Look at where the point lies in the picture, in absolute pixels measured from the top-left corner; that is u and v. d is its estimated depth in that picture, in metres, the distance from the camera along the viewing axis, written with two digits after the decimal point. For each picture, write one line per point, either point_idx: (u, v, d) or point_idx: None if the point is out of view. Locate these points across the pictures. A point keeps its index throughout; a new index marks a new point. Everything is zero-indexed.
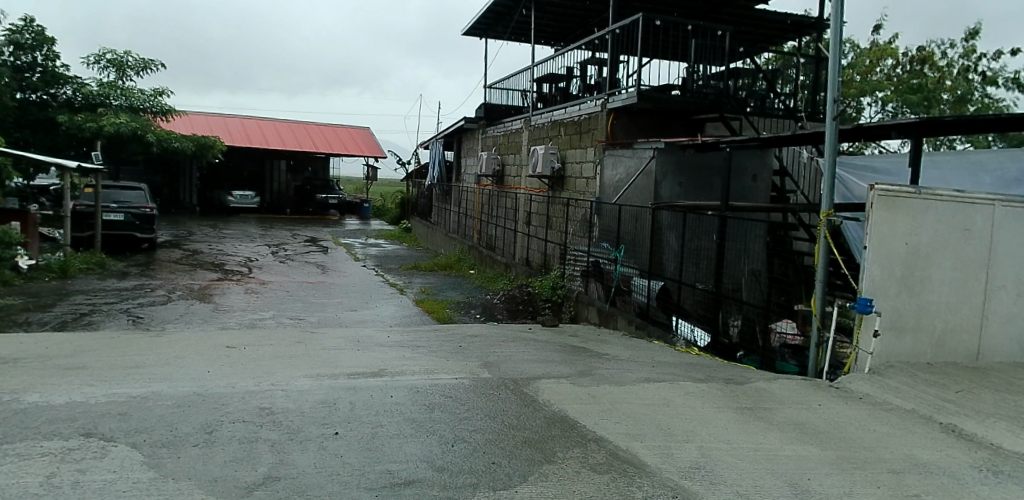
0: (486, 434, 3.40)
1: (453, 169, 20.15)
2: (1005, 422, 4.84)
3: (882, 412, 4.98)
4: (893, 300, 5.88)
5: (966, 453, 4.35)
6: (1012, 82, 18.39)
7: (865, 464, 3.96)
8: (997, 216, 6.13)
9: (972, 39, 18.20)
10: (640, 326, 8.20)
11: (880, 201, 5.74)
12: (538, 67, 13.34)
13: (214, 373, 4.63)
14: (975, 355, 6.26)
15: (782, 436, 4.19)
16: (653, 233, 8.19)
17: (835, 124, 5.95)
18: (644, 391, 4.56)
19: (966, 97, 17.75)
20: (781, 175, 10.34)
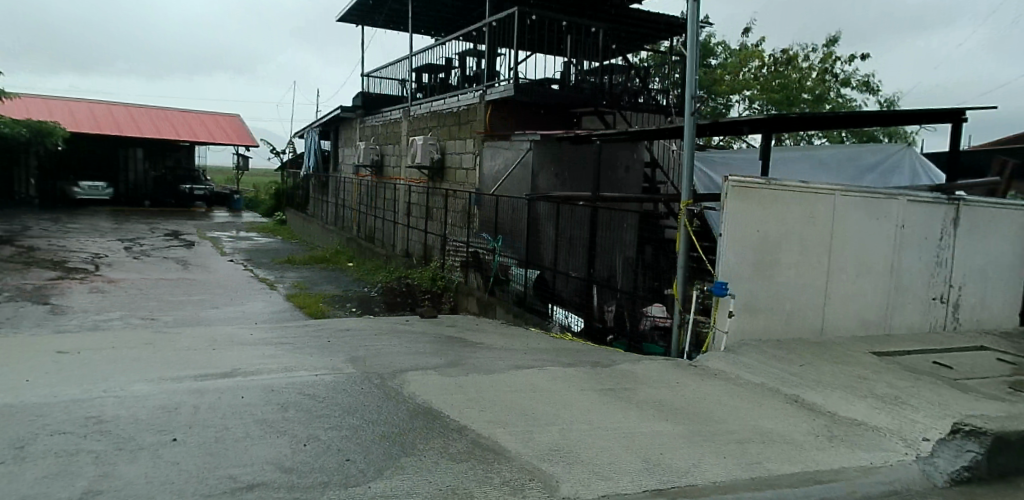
0: (342, 430, 3.34)
1: (331, 159, 19.58)
2: (839, 390, 5.35)
3: (734, 386, 5.36)
4: (747, 282, 6.32)
5: (805, 420, 4.77)
6: (863, 85, 20.17)
7: (714, 436, 4.25)
8: (837, 205, 6.73)
9: (830, 45, 19.73)
10: (518, 314, 8.38)
11: (734, 191, 6.14)
12: (417, 57, 13.21)
13: (31, 383, 4.22)
14: (819, 331, 6.87)
15: (642, 414, 4.42)
16: (530, 223, 8.35)
17: (693, 120, 6.34)
18: (511, 378, 4.66)
19: (822, 97, 19.31)
20: (652, 167, 10.88)
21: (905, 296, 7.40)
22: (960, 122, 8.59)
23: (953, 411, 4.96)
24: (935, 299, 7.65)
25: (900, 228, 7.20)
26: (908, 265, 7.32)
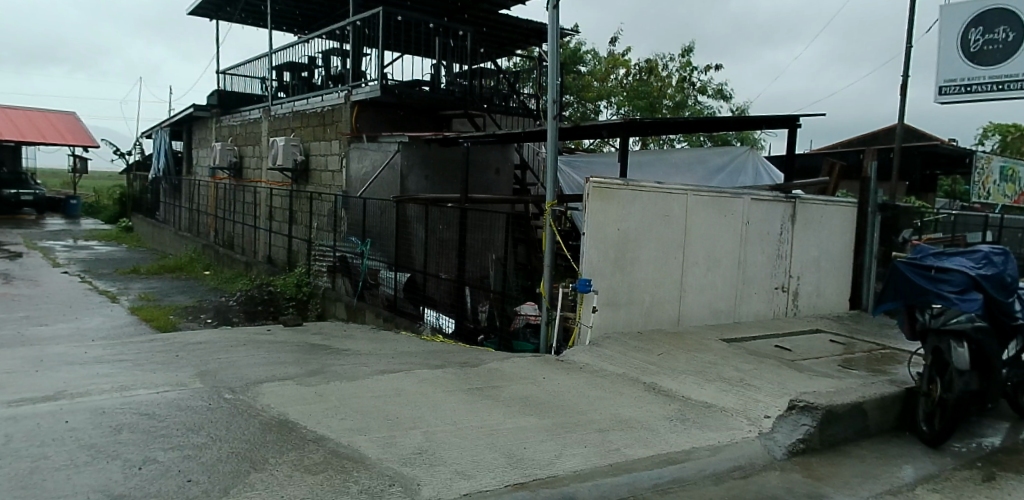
0: (185, 450, 3.14)
1: (183, 161, 18.33)
2: (692, 376, 5.73)
3: (597, 378, 5.59)
4: (609, 278, 6.61)
5: (660, 406, 5.06)
6: (717, 92, 21.66)
7: (575, 427, 4.41)
8: (689, 203, 7.20)
9: (687, 55, 21.02)
10: (388, 319, 8.28)
11: (595, 192, 6.39)
12: (278, 54, 12.68)
13: None
14: (676, 321, 7.32)
15: (507, 411, 4.50)
16: (399, 225, 8.25)
17: (554, 124, 6.58)
18: (375, 383, 4.59)
19: (682, 104, 20.63)
20: (521, 168, 11.14)
21: (752, 287, 8.03)
22: (793, 127, 9.48)
23: (789, 389, 5.46)
24: (777, 288, 8.37)
25: (745, 225, 7.82)
26: (753, 258, 7.97)
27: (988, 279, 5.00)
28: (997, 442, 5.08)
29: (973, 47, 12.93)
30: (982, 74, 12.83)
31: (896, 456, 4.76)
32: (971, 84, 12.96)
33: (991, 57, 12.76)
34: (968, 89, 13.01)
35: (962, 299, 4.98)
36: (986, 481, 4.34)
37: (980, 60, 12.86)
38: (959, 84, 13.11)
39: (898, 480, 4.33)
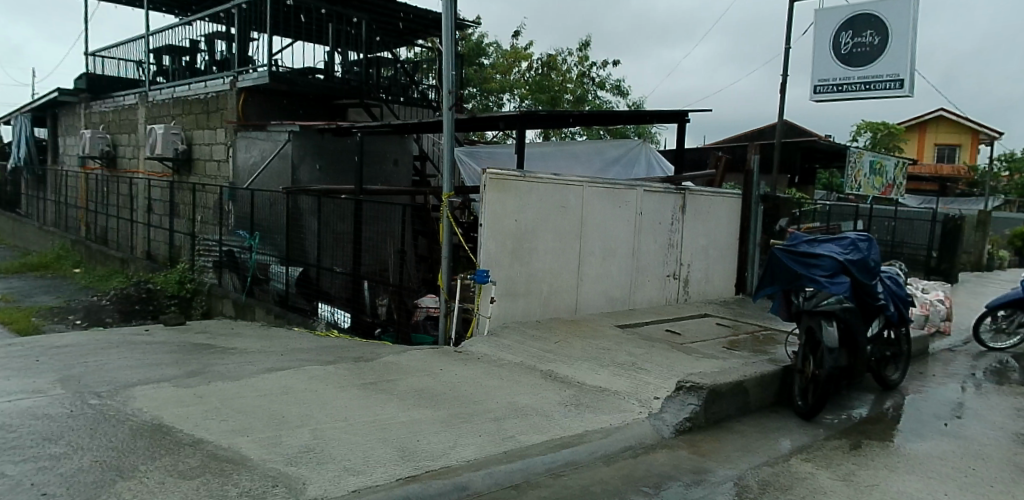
0: (42, 462, 2.90)
1: (48, 149, 16.85)
2: (588, 362, 5.88)
3: (494, 368, 5.63)
4: (507, 269, 6.67)
5: (555, 392, 5.16)
6: (615, 88, 22.29)
7: (470, 417, 4.43)
8: (584, 195, 7.37)
9: (584, 49, 21.50)
10: (279, 315, 8.01)
11: (491, 184, 6.42)
12: (156, 37, 11.90)
13: None
14: (574, 310, 7.49)
15: (402, 404, 4.46)
16: (292, 218, 7.97)
17: (450, 114, 6.58)
18: (261, 382, 4.42)
19: (582, 98, 21.12)
20: (421, 160, 11.08)
21: (645, 274, 8.34)
22: (683, 122, 9.91)
23: (677, 371, 5.71)
24: (669, 276, 8.72)
25: (638, 215, 8.11)
26: (646, 247, 8.28)
27: (854, 264, 5.43)
28: (862, 412, 5.52)
29: (844, 49, 11.52)
30: (854, 74, 11.46)
31: (773, 430, 5.09)
32: (842, 84, 11.58)
33: (862, 58, 11.35)
34: (840, 89, 11.63)
35: (832, 283, 5.37)
36: (852, 449, 4.71)
37: (852, 60, 11.47)
38: (832, 84, 11.68)
39: (775, 451, 4.63)
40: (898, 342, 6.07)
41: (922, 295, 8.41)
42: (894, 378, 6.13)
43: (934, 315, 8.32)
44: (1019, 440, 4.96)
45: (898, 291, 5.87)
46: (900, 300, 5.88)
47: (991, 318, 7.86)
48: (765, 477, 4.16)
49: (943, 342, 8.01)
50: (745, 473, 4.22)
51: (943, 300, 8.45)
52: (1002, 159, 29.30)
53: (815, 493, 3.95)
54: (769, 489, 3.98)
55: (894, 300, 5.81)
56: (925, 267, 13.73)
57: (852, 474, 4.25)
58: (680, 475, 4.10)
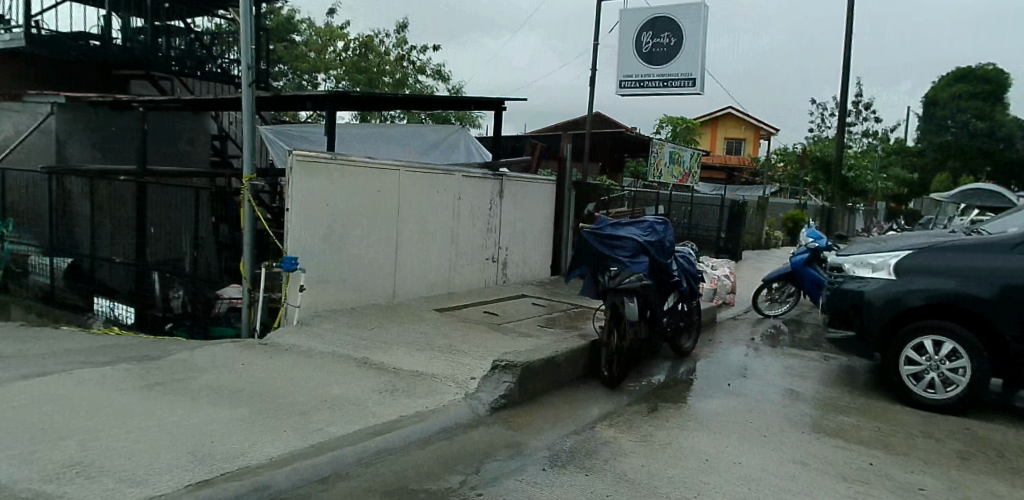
0: None
1: None
2: (404, 347, 5.78)
3: (303, 359, 5.33)
4: (318, 256, 6.37)
5: (370, 380, 5.00)
6: (436, 72, 22.15)
7: (275, 413, 4.15)
8: (401, 179, 7.23)
9: (402, 31, 21.08)
10: (47, 311, 7.21)
11: (299, 166, 6.05)
12: None
13: None
14: (391, 295, 7.34)
15: (195, 405, 4.07)
16: (62, 203, 7.02)
17: (250, 91, 6.14)
18: (14, 393, 3.81)
19: (402, 82, 20.67)
20: (220, 138, 10.44)
21: (464, 257, 8.37)
22: (499, 110, 10.10)
23: (493, 350, 5.81)
24: (488, 260, 8.80)
25: (456, 200, 8.07)
26: (464, 231, 8.29)
27: (652, 244, 5.89)
28: (661, 378, 5.98)
29: (645, 49, 12.46)
30: (653, 72, 12.45)
31: (583, 400, 5.34)
32: (643, 81, 12.52)
33: (661, 58, 12.38)
34: (642, 85, 12.57)
35: (633, 262, 5.76)
36: (651, 412, 5.10)
37: (652, 59, 12.46)
38: (635, 80, 12.58)
39: (583, 420, 4.88)
40: (689, 314, 6.67)
41: (712, 272, 9.33)
42: (687, 346, 6.71)
43: (722, 289, 9.27)
44: (785, 394, 5.70)
45: (690, 269, 6.47)
46: (692, 276, 6.49)
47: (767, 290, 8.93)
48: (574, 445, 4.37)
49: (729, 313, 8.97)
50: (556, 443, 4.40)
51: (729, 275, 9.45)
52: (776, 153, 33.55)
53: (618, 456, 4.22)
54: (577, 456, 4.19)
55: (687, 277, 6.40)
56: (716, 246, 15.33)
57: (650, 436, 4.60)
58: (495, 452, 4.18)
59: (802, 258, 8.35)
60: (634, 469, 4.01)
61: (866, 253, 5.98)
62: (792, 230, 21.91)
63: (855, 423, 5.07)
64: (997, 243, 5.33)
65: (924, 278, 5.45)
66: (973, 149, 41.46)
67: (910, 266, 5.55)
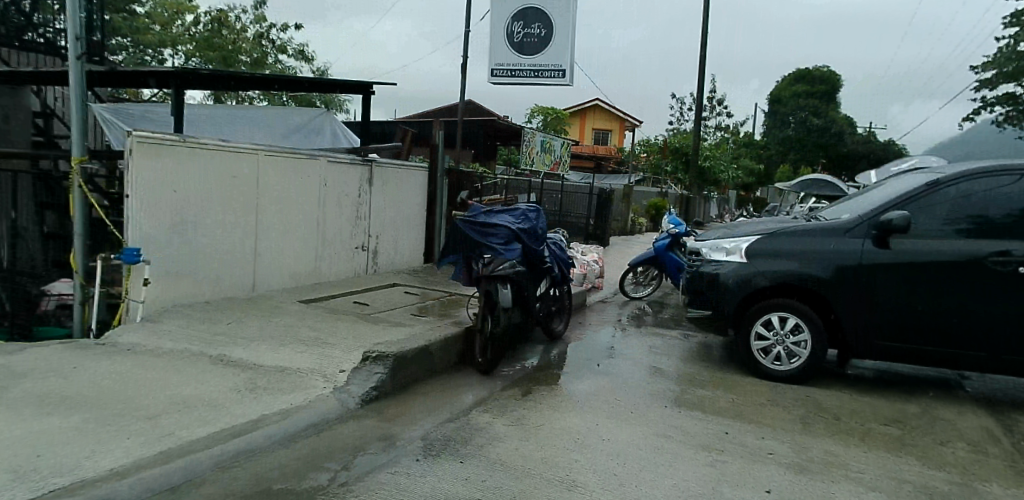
0: None
1: None
2: (266, 342, 5.42)
3: (149, 359, 4.85)
4: (165, 246, 5.84)
5: (228, 378, 4.64)
6: (298, 52, 21.04)
7: (115, 419, 3.74)
8: (260, 164, 6.77)
9: (259, 7, 19.82)
10: None
11: (140, 148, 5.48)
12: None
13: None
14: (250, 287, 6.89)
15: (16, 417, 3.58)
16: None
17: (79, 64, 5.48)
18: None
19: (260, 61, 19.46)
20: (44, 116, 9.45)
21: (332, 246, 7.99)
22: (368, 94, 9.76)
23: (363, 341, 5.59)
24: (357, 248, 8.44)
25: (323, 186, 7.68)
26: (331, 219, 7.89)
27: (525, 232, 5.78)
28: (534, 362, 6.04)
29: (516, 38, 12.57)
30: (525, 61, 12.58)
31: (457, 387, 5.27)
32: (515, 70, 12.63)
33: (532, 48, 12.53)
34: (514, 74, 12.66)
35: (507, 250, 5.56)
36: (525, 395, 5.13)
37: (524, 49, 12.57)
38: (506, 68, 12.66)
39: (457, 407, 4.81)
40: (561, 299, 6.76)
41: (582, 257, 9.59)
42: (559, 330, 6.83)
43: (591, 273, 9.55)
44: (650, 371, 5.97)
45: (561, 255, 6.54)
46: (563, 262, 6.57)
47: (632, 274, 9.33)
48: (448, 433, 4.31)
49: (597, 296, 9.27)
50: (430, 432, 4.31)
51: (597, 260, 9.75)
52: (639, 144, 35.26)
53: (493, 441, 4.21)
54: (452, 443, 4.12)
55: (558, 263, 6.47)
56: (585, 232, 15.85)
57: (524, 419, 4.63)
58: (366, 445, 4.02)
59: (663, 244, 8.79)
60: (509, 453, 4.02)
61: (720, 238, 6.36)
62: (654, 217, 23.14)
63: (712, 395, 5.41)
64: (832, 228, 5.83)
65: (770, 260, 5.89)
66: (808, 142, 45.92)
67: (759, 249, 5.97)
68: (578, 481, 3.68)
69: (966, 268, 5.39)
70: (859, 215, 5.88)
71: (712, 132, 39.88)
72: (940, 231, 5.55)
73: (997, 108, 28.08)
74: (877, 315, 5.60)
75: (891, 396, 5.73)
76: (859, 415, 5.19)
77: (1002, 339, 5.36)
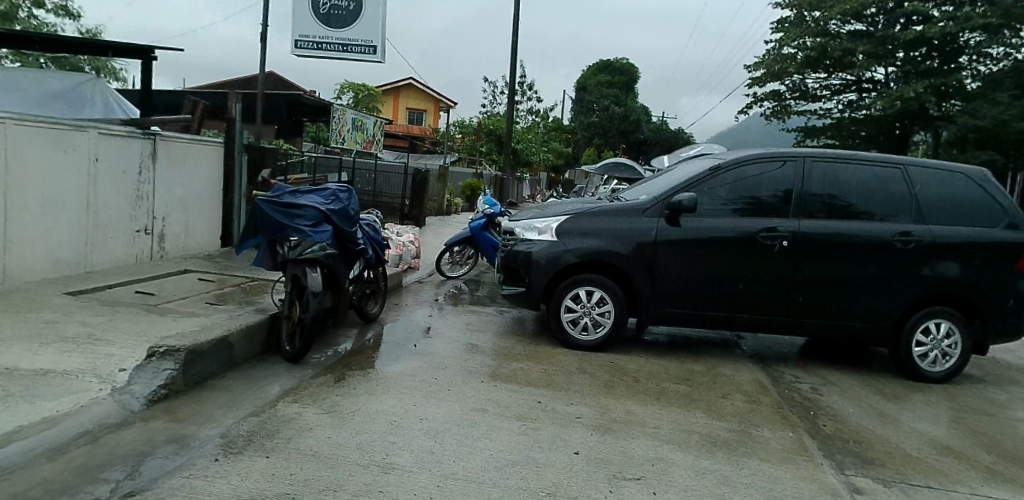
0: None
1: None
2: (22, 342, 4.61)
3: None
4: None
5: None
6: (59, 8, 18.25)
7: None
8: (8, 134, 5.75)
9: None
10: None
11: None
12: None
13: None
14: None
15: None
16: None
17: None
18: None
19: (7, 15, 16.62)
20: None
21: (107, 229, 7.02)
22: (149, 60, 8.70)
23: (148, 335, 4.98)
24: (139, 232, 7.50)
25: (93, 162, 6.70)
26: (105, 199, 6.92)
27: (336, 213, 5.46)
28: (347, 346, 5.82)
29: (322, 10, 12.04)
30: (332, 34, 12.09)
31: (261, 378, 4.89)
32: (321, 43, 12.08)
33: (339, 21, 12.09)
34: (319, 47, 12.10)
35: (315, 232, 5.21)
36: (337, 381, 4.91)
37: (330, 21, 12.07)
38: (312, 41, 12.05)
39: (262, 399, 4.46)
40: (376, 281, 6.56)
41: (397, 237, 9.41)
42: (373, 312, 6.65)
43: (406, 254, 9.40)
44: (466, 348, 6.02)
45: (375, 236, 6.33)
46: (377, 243, 6.37)
47: (448, 254, 9.37)
48: (250, 427, 3.98)
49: (413, 276, 9.18)
50: (230, 428, 3.96)
51: (413, 241, 9.62)
52: (454, 125, 35.53)
53: (302, 431, 3.96)
54: (255, 438, 3.81)
55: (372, 245, 6.26)
56: (400, 213, 15.66)
57: (336, 405, 4.42)
58: (153, 449, 3.58)
59: (479, 224, 8.91)
60: (321, 442, 3.81)
61: (532, 217, 6.53)
62: (470, 197, 23.51)
63: (526, 368, 5.59)
64: (632, 208, 6.25)
65: (578, 237, 6.18)
66: (610, 128, 49.43)
67: (567, 228, 6.23)
68: (395, 463, 3.59)
69: (742, 242, 6.08)
70: (654, 196, 6.37)
71: (524, 115, 41.37)
72: (722, 210, 6.19)
73: (762, 102, 32.34)
74: (670, 286, 6.14)
75: (682, 357, 6.33)
76: (655, 376, 5.67)
77: (769, 302, 6.14)
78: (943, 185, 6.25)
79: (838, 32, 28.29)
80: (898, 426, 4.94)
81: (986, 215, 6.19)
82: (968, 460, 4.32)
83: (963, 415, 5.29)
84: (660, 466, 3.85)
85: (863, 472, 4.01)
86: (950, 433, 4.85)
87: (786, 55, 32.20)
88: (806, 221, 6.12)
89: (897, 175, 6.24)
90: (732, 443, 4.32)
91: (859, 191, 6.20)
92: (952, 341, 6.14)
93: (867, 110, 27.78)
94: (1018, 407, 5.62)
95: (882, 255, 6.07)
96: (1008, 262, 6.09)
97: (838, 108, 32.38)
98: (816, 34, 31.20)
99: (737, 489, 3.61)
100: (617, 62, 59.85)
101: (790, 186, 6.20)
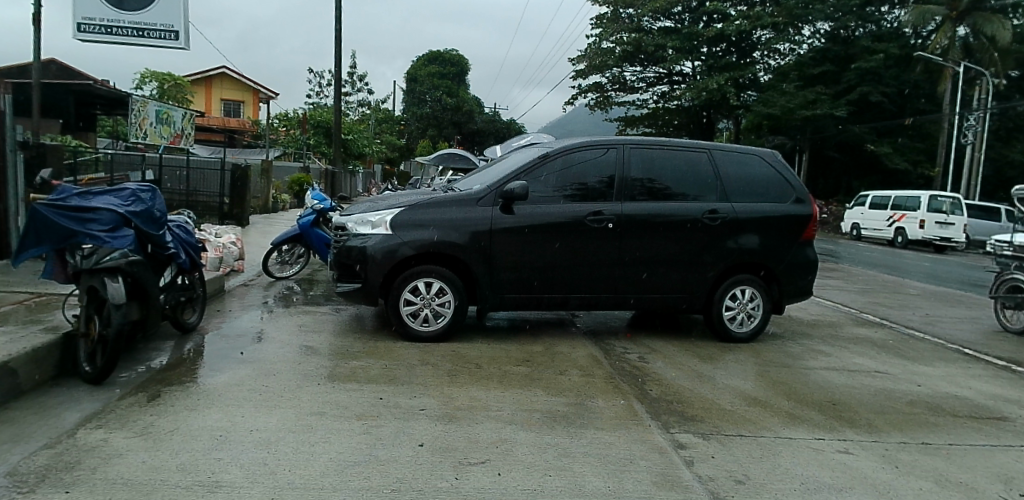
0: None
1: None
2: None
3: None
4: None
5: None
6: None
7: None
8: None
9: None
10: None
11: None
12: None
13: None
14: None
15: None
16: None
17: None
18: None
19: None
20: None
21: None
22: None
23: None
24: None
25: None
26: None
27: (138, 215, 4.91)
28: (162, 361, 5.30)
29: None
30: (125, 18, 11.00)
31: (55, 405, 4.30)
32: (111, 27, 10.92)
33: (134, 4, 11.05)
34: (110, 32, 10.95)
35: (113, 237, 4.64)
36: (151, 400, 4.44)
37: (123, 4, 11.02)
38: (99, 24, 10.84)
39: (57, 429, 3.91)
40: (192, 287, 6.03)
41: (217, 239, 8.71)
42: (191, 321, 6.11)
43: (228, 256, 8.77)
44: (299, 351, 5.72)
45: (188, 238, 5.81)
46: (191, 246, 5.86)
47: (277, 253, 8.89)
48: (43, 461, 3.46)
49: (238, 280, 8.58)
50: (16, 465, 3.41)
51: (235, 242, 9.00)
52: (277, 117, 33.74)
53: (110, 459, 3.52)
54: (50, 473, 3.32)
55: (184, 247, 5.73)
56: (220, 212, 14.59)
57: (150, 427, 3.99)
58: None
59: (308, 220, 8.52)
60: (133, 468, 3.41)
61: (365, 211, 6.29)
62: (298, 193, 22.54)
63: (365, 365, 5.44)
64: (466, 198, 6.26)
65: (413, 230, 6.07)
66: (443, 120, 49.66)
67: (401, 221, 6.08)
68: (223, 480, 3.31)
69: (572, 227, 6.33)
70: (487, 185, 6.41)
71: (355, 108, 40.35)
72: (552, 196, 6.40)
73: (585, 93, 34.21)
74: (507, 272, 6.27)
75: (521, 340, 6.49)
76: (497, 360, 5.76)
77: (599, 282, 6.48)
78: (741, 166, 6.94)
79: (649, 29, 33.75)
80: (713, 383, 5.43)
81: (778, 193, 6.98)
82: (771, 408, 4.86)
83: (766, 368, 5.94)
84: (504, 446, 3.91)
85: (686, 429, 4.37)
86: (756, 385, 5.43)
87: (605, 49, 34.51)
88: (629, 204, 6.50)
89: (704, 159, 6.82)
90: (570, 416, 4.50)
91: (673, 174, 6.70)
92: (754, 304, 6.89)
93: (677, 100, 33.41)
94: (808, 357, 6.42)
95: (694, 232, 6.62)
96: (796, 233, 6.92)
97: (653, 98, 35.07)
98: (634, 29, 33.86)
99: (578, 459, 3.77)
100: (448, 55, 60.33)
101: (613, 171, 6.55)
